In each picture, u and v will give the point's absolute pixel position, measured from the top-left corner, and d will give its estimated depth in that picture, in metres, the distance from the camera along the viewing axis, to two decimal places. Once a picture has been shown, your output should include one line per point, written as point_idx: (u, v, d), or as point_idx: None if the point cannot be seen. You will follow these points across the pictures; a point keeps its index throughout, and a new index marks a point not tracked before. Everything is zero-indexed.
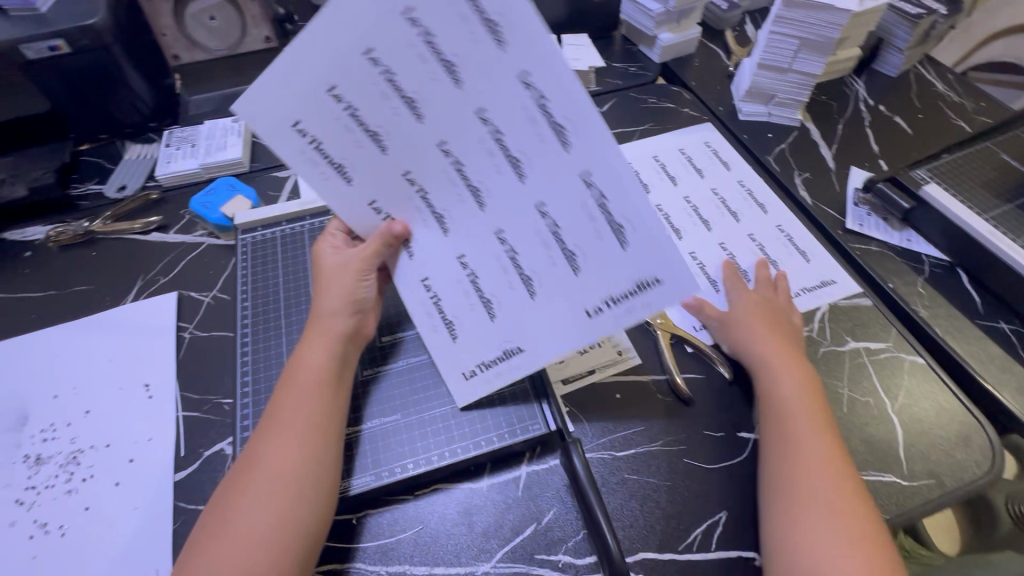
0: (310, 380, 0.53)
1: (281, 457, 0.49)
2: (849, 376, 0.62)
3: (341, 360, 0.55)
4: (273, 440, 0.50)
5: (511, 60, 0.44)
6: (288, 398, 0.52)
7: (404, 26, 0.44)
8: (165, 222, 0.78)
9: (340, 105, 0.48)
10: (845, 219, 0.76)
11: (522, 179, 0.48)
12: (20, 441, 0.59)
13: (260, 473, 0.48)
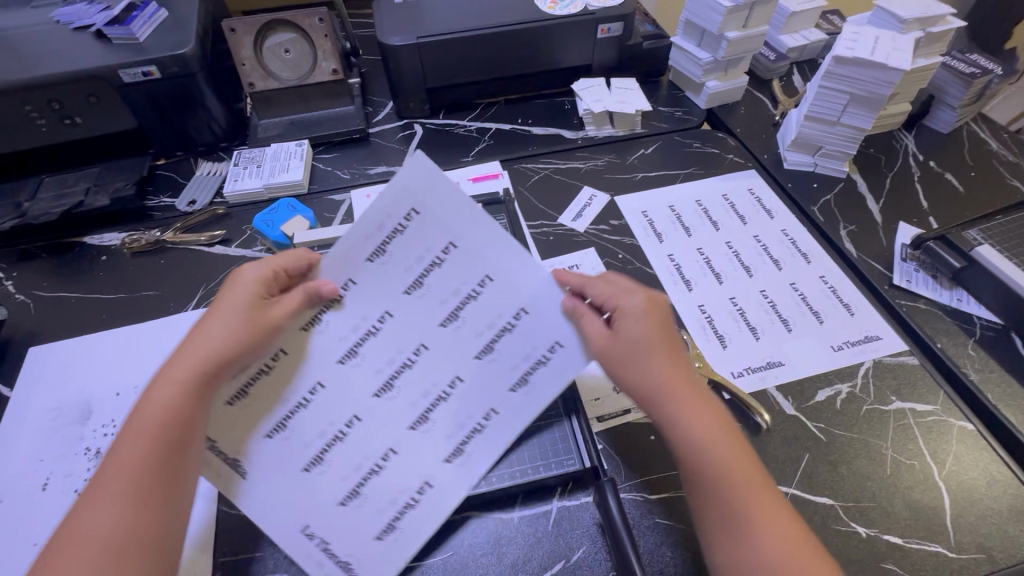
0: (154, 422, 0.45)
1: (117, 515, 0.43)
2: (893, 436, 0.61)
3: (197, 403, 0.47)
4: (110, 481, 0.44)
5: (527, 377, 0.53)
6: (130, 438, 0.45)
7: (499, 299, 0.52)
8: (228, 236, 0.83)
9: (441, 239, 0.51)
10: (892, 274, 0.75)
11: (495, 394, 0.52)
12: (82, 433, 0.63)
13: (84, 537, 0.42)
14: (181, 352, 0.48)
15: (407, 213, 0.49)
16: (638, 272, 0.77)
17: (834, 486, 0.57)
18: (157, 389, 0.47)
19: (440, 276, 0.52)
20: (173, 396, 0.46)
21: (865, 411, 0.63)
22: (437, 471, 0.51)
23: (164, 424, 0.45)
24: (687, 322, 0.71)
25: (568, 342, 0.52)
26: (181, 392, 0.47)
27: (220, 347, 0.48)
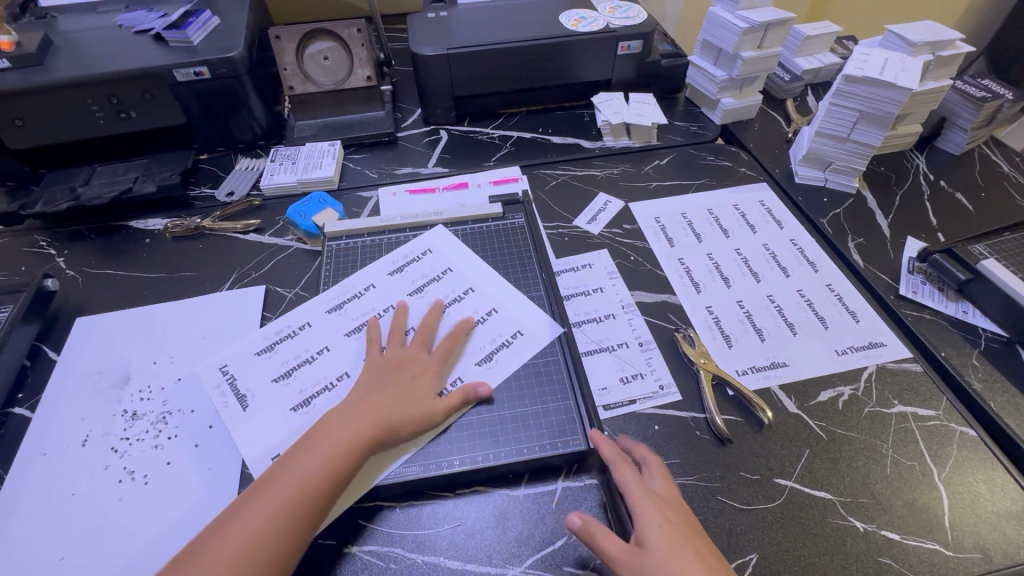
0: (345, 430, 0.55)
1: (297, 491, 0.51)
2: (894, 438, 0.62)
3: (382, 411, 0.57)
4: (302, 468, 0.52)
5: (513, 347, 0.67)
6: (320, 437, 0.54)
7: (486, 303, 0.72)
8: (262, 225, 0.89)
9: (441, 264, 0.77)
10: (898, 285, 0.77)
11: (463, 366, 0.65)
12: (121, 397, 0.67)
13: (271, 501, 0.50)
14: (411, 390, 0.59)
15: (425, 251, 0.79)
16: (648, 273, 0.80)
17: (833, 482, 0.59)
18: (351, 404, 0.57)
19: (441, 287, 0.74)
20: (370, 415, 0.56)
21: (867, 412, 0.64)
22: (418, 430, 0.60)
23: (360, 433, 0.55)
24: (694, 322, 0.74)
25: (526, 330, 0.69)
26: (373, 408, 0.57)
27: (419, 392, 0.59)
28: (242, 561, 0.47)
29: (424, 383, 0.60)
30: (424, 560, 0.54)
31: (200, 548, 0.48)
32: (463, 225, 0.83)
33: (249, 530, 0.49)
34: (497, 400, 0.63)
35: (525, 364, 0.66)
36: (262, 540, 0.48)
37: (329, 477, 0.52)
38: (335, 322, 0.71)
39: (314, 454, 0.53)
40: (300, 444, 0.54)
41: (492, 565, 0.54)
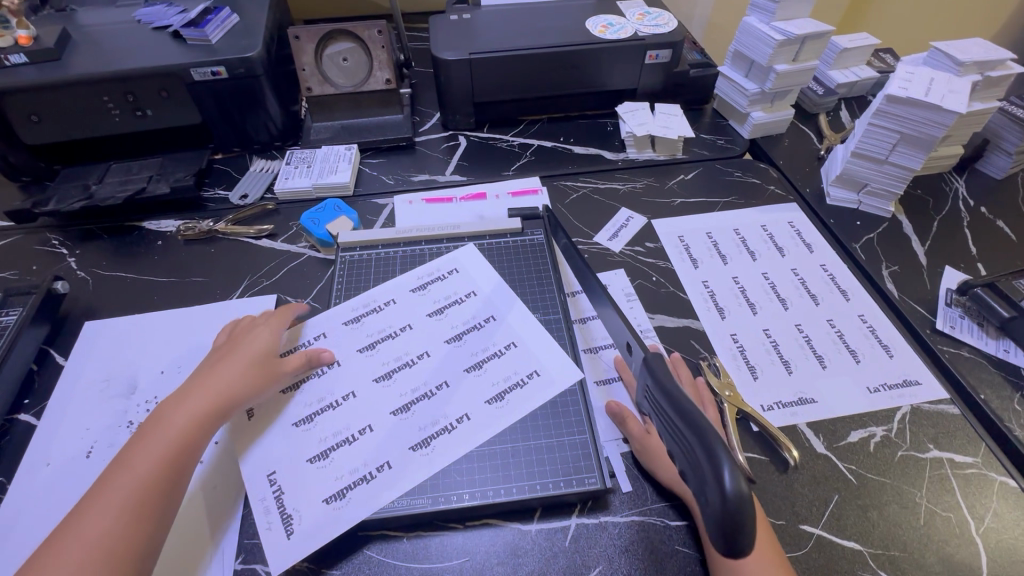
0: (141, 478, 0.50)
1: (144, 475, 0.51)
2: (928, 487, 0.59)
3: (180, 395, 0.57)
4: (88, 533, 0.47)
5: (529, 381, 0.64)
6: (112, 489, 0.50)
7: (508, 333, 0.69)
8: (276, 231, 0.87)
9: (467, 287, 0.74)
10: (935, 319, 0.73)
11: (472, 404, 0.62)
12: (126, 407, 0.66)
13: (110, 493, 0.49)
14: (201, 386, 0.58)
15: (454, 270, 0.76)
16: (670, 296, 0.77)
17: (862, 531, 0.56)
18: (204, 397, 0.56)
19: (468, 311, 0.72)
20: (203, 397, 0.57)
21: (900, 456, 0.61)
22: (419, 469, 0.57)
23: (152, 482, 0.51)
24: (718, 350, 0.70)
25: (543, 370, 0.65)
26: (167, 447, 0.53)
27: (220, 390, 0.58)
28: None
29: (223, 374, 0.59)
30: None
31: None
32: (480, 240, 0.81)
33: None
34: (509, 430, 0.60)
35: (539, 407, 0.62)
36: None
37: (123, 538, 0.47)
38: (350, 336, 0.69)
39: (100, 513, 0.48)
40: (94, 498, 0.49)
41: None
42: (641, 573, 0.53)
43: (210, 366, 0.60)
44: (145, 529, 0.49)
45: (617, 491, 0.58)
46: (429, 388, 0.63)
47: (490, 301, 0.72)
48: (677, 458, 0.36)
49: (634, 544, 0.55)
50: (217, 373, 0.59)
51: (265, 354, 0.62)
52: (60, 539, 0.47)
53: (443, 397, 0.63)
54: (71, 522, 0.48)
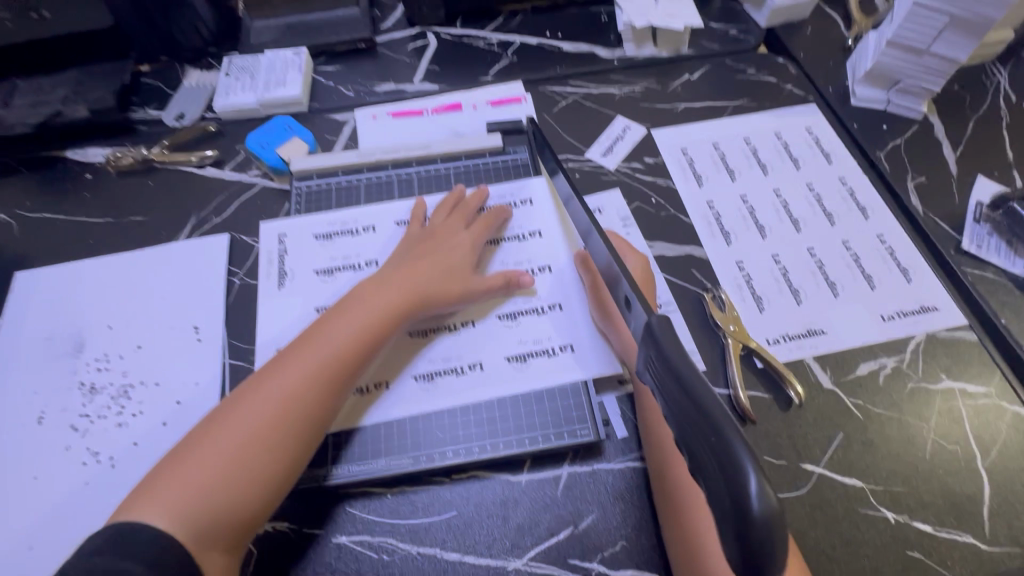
0: (312, 370, 0.51)
1: (336, 354, 0.52)
2: (937, 418, 0.56)
3: (382, 280, 0.57)
4: (260, 408, 0.49)
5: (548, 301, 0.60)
6: (288, 372, 0.51)
7: (542, 247, 0.64)
8: (222, 157, 0.75)
9: (524, 203, 0.67)
10: (960, 238, 0.67)
11: (490, 354, 0.57)
12: (76, 367, 0.60)
13: (310, 362, 0.52)
14: (396, 277, 0.58)
15: (526, 200, 0.67)
16: (672, 220, 0.69)
17: (865, 467, 0.54)
18: (386, 287, 0.57)
19: (518, 251, 0.64)
20: (402, 287, 0.57)
21: (911, 388, 0.58)
22: (429, 404, 0.55)
23: (323, 379, 0.51)
24: (722, 279, 0.64)
25: (568, 306, 0.60)
26: (344, 347, 0.53)
27: (408, 279, 0.57)
28: (257, 432, 0.48)
29: (425, 268, 0.58)
30: (419, 552, 0.50)
31: (162, 471, 0.47)
32: (455, 163, 0.70)
33: (208, 464, 0.47)
34: (514, 369, 0.57)
35: (545, 339, 0.58)
36: (218, 479, 0.46)
37: (287, 424, 0.49)
38: (315, 253, 0.64)
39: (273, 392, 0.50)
40: (273, 375, 0.51)
41: (491, 558, 0.50)
42: (635, 520, 0.51)
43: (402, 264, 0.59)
44: (306, 421, 0.50)
45: (612, 437, 0.55)
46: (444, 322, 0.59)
47: (547, 242, 0.64)
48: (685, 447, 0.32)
49: (629, 491, 0.52)
50: (404, 275, 0.58)
51: (460, 266, 0.60)
52: (238, 404, 0.50)
53: (462, 339, 0.58)
54: (248, 391, 0.51)
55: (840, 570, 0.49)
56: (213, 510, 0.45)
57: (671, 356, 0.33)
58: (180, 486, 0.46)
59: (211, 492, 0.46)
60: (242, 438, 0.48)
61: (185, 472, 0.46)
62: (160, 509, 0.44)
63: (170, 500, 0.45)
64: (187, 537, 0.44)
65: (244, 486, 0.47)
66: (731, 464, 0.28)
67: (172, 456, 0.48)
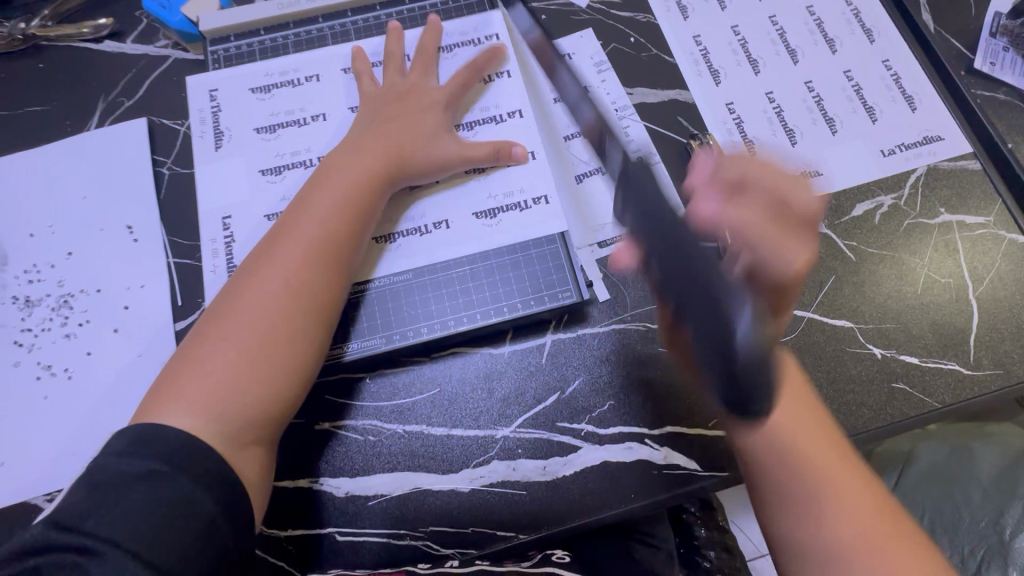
0: (307, 247, 0.45)
1: (330, 223, 0.46)
2: (932, 253, 0.54)
3: (360, 146, 0.50)
4: (262, 295, 0.43)
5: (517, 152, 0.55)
6: (279, 253, 0.45)
7: (508, 87, 0.56)
8: (119, 27, 0.62)
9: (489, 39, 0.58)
10: (972, 56, 0.60)
11: (456, 212, 0.53)
12: (5, 281, 0.54)
13: (300, 235, 0.45)
14: (372, 142, 0.50)
15: (492, 38, 0.58)
16: (654, 62, 0.60)
17: (856, 308, 0.52)
18: (361, 151, 0.50)
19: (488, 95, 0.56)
20: (381, 148, 0.50)
21: (907, 226, 0.55)
22: (397, 273, 0.52)
23: (323, 253, 0.45)
24: (710, 124, 0.58)
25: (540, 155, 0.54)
26: (337, 220, 0.46)
27: (389, 143, 0.50)
28: (266, 320, 0.43)
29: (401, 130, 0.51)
30: (405, 430, 0.49)
31: (167, 380, 0.41)
32: (397, 8, 0.59)
33: (221, 364, 0.41)
34: (484, 232, 0.53)
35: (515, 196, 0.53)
36: (240, 376, 0.41)
37: (298, 310, 0.43)
38: (251, 109, 0.56)
39: (270, 278, 0.44)
40: (262, 262, 0.45)
41: (478, 429, 0.49)
42: (622, 379, 0.50)
43: (376, 127, 0.51)
44: (316, 302, 0.44)
45: (595, 302, 0.52)
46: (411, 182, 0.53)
47: (515, 84, 0.56)
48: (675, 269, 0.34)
49: (616, 353, 0.51)
50: (382, 135, 0.51)
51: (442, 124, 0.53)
52: (232, 299, 0.44)
53: (427, 202, 0.53)
54: (238, 285, 0.44)
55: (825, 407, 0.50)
56: (247, 406, 0.41)
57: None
58: (198, 387, 0.40)
59: (235, 389, 0.41)
60: (255, 327, 0.42)
61: (197, 374, 0.41)
62: (180, 416, 0.39)
63: (189, 404, 0.40)
64: (219, 438, 0.39)
65: (271, 380, 0.42)
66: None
67: (172, 365, 0.42)
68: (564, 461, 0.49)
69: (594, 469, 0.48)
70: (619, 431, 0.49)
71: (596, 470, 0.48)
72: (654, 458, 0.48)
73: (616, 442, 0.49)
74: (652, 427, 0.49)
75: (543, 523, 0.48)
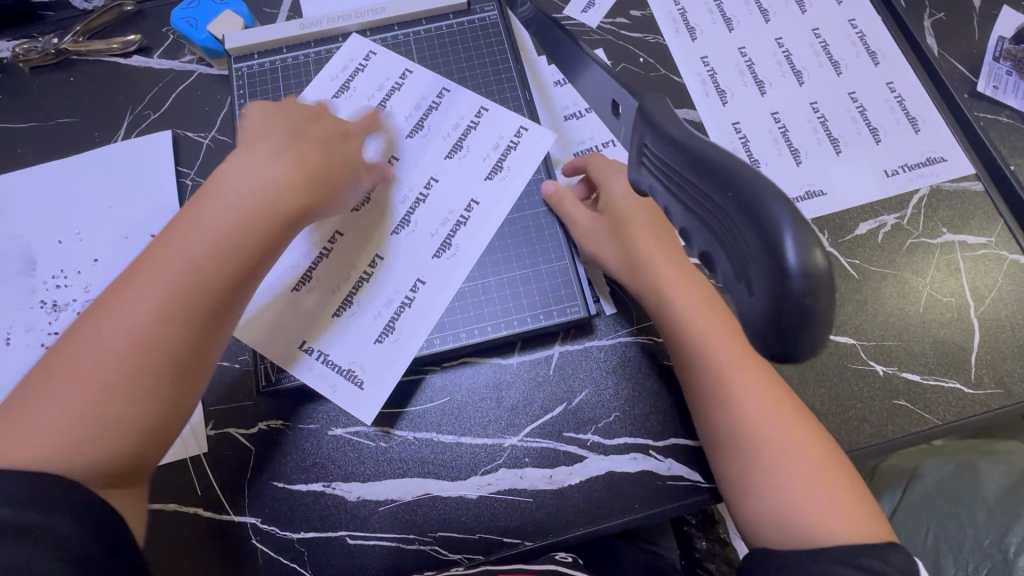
0: (177, 279, 0.40)
1: (208, 249, 0.42)
2: (935, 272, 0.55)
3: (257, 163, 0.45)
4: (120, 325, 0.39)
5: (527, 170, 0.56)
6: (146, 278, 0.40)
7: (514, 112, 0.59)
8: (147, 43, 0.65)
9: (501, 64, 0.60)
10: (976, 80, 0.61)
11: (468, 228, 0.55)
12: (33, 286, 0.56)
13: (169, 262, 0.41)
14: (269, 160, 0.46)
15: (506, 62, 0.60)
16: (662, 81, 0.62)
17: (859, 326, 0.53)
18: (251, 171, 0.45)
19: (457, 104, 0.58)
20: (280, 170, 0.45)
21: (910, 245, 0.56)
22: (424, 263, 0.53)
23: (195, 286, 0.41)
24: (717, 143, 0.59)
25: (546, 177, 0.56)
26: (217, 251, 0.42)
27: (281, 165, 0.46)
28: (123, 355, 0.38)
29: (301, 153, 0.47)
30: (416, 437, 0.51)
31: (13, 403, 0.38)
32: (414, 28, 0.62)
33: (71, 397, 0.37)
34: (496, 246, 0.54)
35: (526, 212, 0.55)
36: (96, 412, 0.38)
37: (158, 347, 0.39)
38: None
39: (132, 306, 0.39)
40: (127, 285, 0.40)
41: (487, 437, 0.51)
42: (628, 391, 0.51)
43: (283, 145, 0.47)
44: (180, 340, 0.40)
45: (602, 315, 0.53)
46: (431, 178, 0.56)
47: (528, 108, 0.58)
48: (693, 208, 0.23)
49: (623, 365, 0.52)
50: (295, 160, 0.47)
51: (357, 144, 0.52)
52: (91, 320, 0.40)
53: (452, 200, 0.55)
54: (101, 304, 0.40)
55: (828, 422, 0.50)
56: (100, 449, 0.38)
57: (666, 127, 0.26)
58: (40, 420, 0.37)
59: (83, 429, 0.37)
60: (114, 361, 0.38)
61: (46, 407, 0.37)
62: (23, 451, 0.36)
63: (34, 442, 0.36)
64: (81, 478, 0.37)
65: (129, 421, 0.38)
66: (752, 200, 0.20)
67: (23, 386, 0.39)
68: (570, 470, 0.50)
69: (599, 479, 0.49)
70: (624, 442, 0.50)
71: (601, 480, 0.49)
72: (659, 469, 0.50)
73: (622, 453, 0.50)
74: (657, 439, 0.50)
75: (550, 532, 0.49)
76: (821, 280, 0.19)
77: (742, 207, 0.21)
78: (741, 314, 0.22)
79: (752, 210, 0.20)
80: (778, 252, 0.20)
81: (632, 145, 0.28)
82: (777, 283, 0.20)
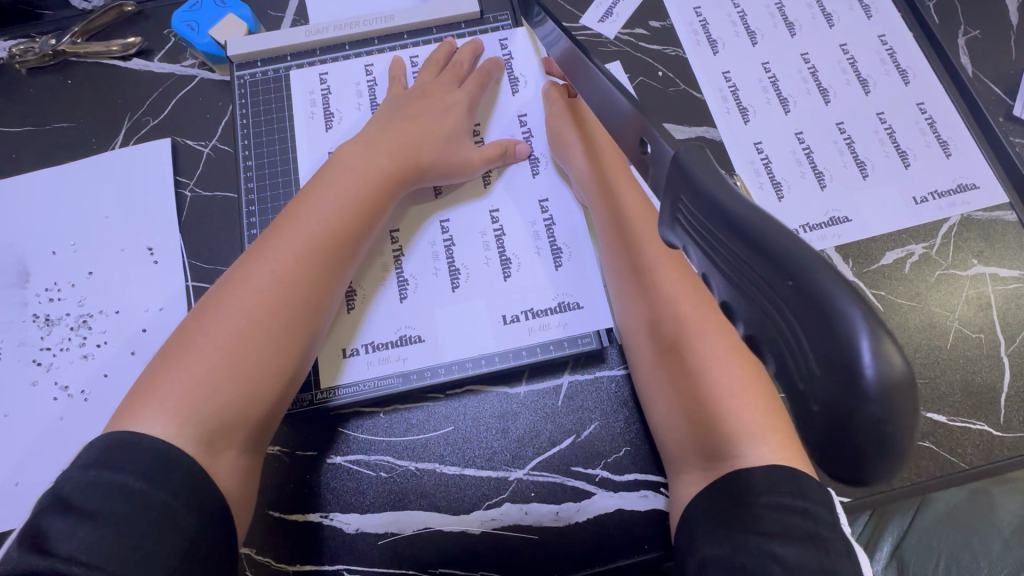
0: (307, 243, 0.45)
1: (327, 219, 0.46)
2: (964, 305, 0.52)
3: (369, 147, 0.50)
4: (252, 291, 0.42)
5: (537, 188, 0.55)
6: (276, 247, 0.44)
7: (517, 123, 0.57)
8: (148, 45, 0.62)
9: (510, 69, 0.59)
10: (1012, 102, 0.59)
11: (476, 253, 0.53)
12: (25, 299, 0.55)
13: (300, 230, 0.45)
14: (379, 143, 0.50)
15: (518, 75, 0.59)
16: (682, 98, 0.59)
17: None
18: (361, 154, 0.49)
19: (511, 93, 0.58)
20: (390, 152, 0.50)
21: (938, 276, 0.53)
22: (534, 199, 0.54)
23: (324, 252, 0.45)
24: (738, 164, 0.57)
25: (555, 197, 0.54)
26: (342, 219, 0.46)
27: (394, 149, 0.50)
28: (254, 315, 0.42)
29: (406, 138, 0.51)
30: (418, 468, 0.49)
31: (147, 380, 0.40)
32: (424, 37, 0.60)
33: (202, 357, 0.40)
34: (504, 274, 0.52)
35: (535, 238, 0.53)
36: (221, 371, 0.40)
37: (289, 304, 0.43)
38: (279, 137, 0.57)
39: (266, 269, 0.43)
40: (260, 253, 0.44)
41: (492, 470, 0.49)
42: (640, 425, 0.49)
43: (395, 123, 0.51)
44: (307, 297, 0.44)
45: (614, 343, 0.51)
46: (521, 113, 0.57)
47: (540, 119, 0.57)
48: (739, 289, 0.21)
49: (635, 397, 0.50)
50: (403, 135, 0.51)
51: (462, 127, 0.54)
52: (225, 291, 0.43)
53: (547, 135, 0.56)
54: (230, 280, 0.44)
55: None
56: (230, 404, 0.40)
57: (706, 186, 0.23)
58: (178, 390, 0.39)
59: (213, 385, 0.40)
60: (248, 320, 0.42)
61: (176, 373, 0.40)
62: (154, 421, 0.38)
63: (163, 410, 0.38)
64: (194, 445, 0.38)
65: (254, 376, 0.41)
66: (817, 295, 0.18)
67: (159, 358, 0.41)
68: (578, 506, 0.48)
69: (608, 517, 0.47)
70: (635, 479, 0.48)
71: (610, 517, 0.47)
72: None
73: (632, 490, 0.48)
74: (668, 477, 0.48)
75: (555, 570, 0.47)
76: (901, 401, 0.17)
77: (804, 301, 0.19)
78: (792, 408, 0.20)
79: (818, 309, 0.18)
80: (848, 354, 0.18)
81: (665, 197, 0.26)
82: (848, 397, 0.18)
